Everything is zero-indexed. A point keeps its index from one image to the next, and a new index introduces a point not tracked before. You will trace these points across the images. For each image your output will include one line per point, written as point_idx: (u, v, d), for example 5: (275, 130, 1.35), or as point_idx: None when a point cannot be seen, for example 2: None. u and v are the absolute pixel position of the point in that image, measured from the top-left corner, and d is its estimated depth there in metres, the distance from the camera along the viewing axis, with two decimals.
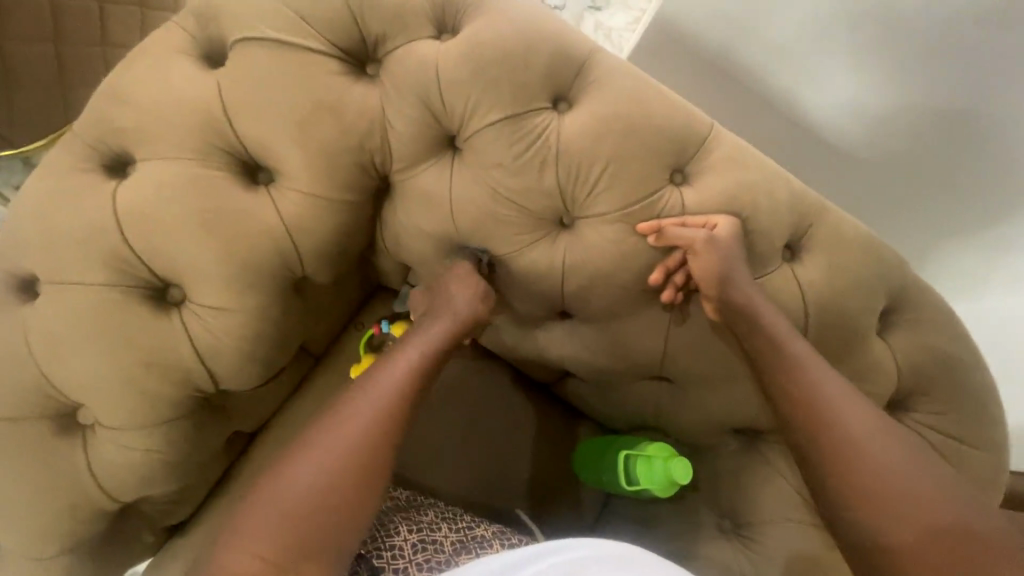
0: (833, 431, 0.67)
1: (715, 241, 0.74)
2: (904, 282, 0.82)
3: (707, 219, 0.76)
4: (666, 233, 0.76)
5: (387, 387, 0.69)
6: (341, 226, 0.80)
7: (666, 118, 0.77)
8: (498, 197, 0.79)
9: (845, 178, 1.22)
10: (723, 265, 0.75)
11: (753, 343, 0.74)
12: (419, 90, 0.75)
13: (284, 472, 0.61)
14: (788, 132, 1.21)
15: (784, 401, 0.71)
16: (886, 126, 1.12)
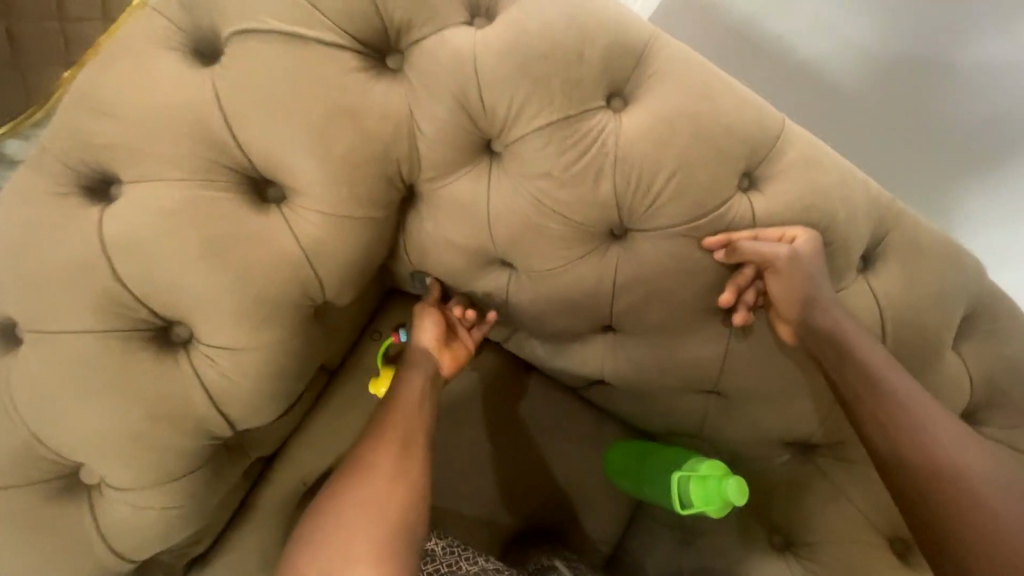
0: (939, 477, 0.64)
1: (800, 260, 0.68)
2: (981, 290, 0.76)
3: (782, 232, 0.69)
4: (739, 248, 0.68)
5: (412, 385, 0.72)
6: (365, 247, 0.71)
7: (735, 116, 0.67)
8: (544, 210, 0.70)
9: (843, 135, 1.07)
10: (797, 284, 0.68)
11: (839, 371, 0.69)
12: (454, 88, 0.64)
13: (340, 515, 0.58)
14: (791, 84, 1.06)
15: (880, 438, 0.67)
16: (890, 80, 0.99)
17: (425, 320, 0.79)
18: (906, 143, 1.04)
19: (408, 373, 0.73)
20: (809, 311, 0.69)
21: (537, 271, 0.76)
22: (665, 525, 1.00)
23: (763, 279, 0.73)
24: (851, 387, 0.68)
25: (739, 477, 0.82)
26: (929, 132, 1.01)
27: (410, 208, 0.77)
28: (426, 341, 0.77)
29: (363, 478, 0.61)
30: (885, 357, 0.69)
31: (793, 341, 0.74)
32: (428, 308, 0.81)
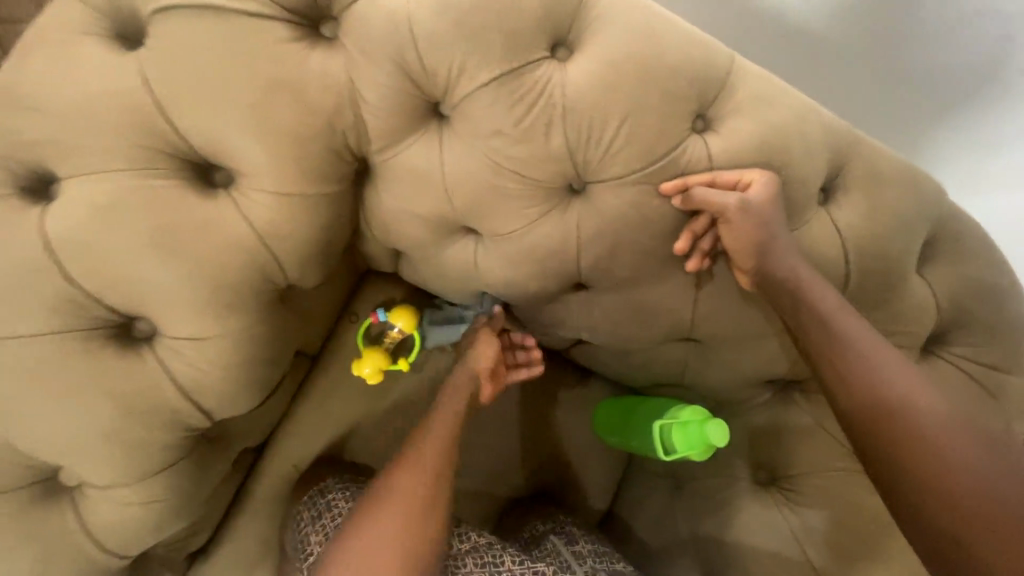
0: (898, 421, 0.63)
1: (750, 212, 0.67)
2: (942, 211, 0.76)
3: (740, 176, 0.68)
4: (693, 197, 0.68)
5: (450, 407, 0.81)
6: (324, 225, 0.70)
7: (682, 56, 0.66)
8: (500, 170, 0.69)
9: (817, 77, 0.98)
10: (754, 228, 0.68)
11: (797, 321, 0.69)
12: (392, 50, 0.62)
13: (375, 516, 0.70)
14: (761, 26, 0.95)
15: (837, 386, 0.66)
16: (867, 18, 0.91)
17: (489, 345, 0.84)
18: (883, 81, 0.97)
19: (450, 394, 0.82)
20: (771, 250, 0.69)
21: (500, 233, 0.76)
22: (654, 472, 1.03)
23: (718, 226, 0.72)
24: (808, 333, 0.69)
25: (720, 420, 0.82)
26: (907, 69, 0.94)
27: (367, 181, 0.76)
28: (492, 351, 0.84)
29: (393, 484, 0.73)
30: (840, 300, 0.69)
31: (748, 287, 0.75)
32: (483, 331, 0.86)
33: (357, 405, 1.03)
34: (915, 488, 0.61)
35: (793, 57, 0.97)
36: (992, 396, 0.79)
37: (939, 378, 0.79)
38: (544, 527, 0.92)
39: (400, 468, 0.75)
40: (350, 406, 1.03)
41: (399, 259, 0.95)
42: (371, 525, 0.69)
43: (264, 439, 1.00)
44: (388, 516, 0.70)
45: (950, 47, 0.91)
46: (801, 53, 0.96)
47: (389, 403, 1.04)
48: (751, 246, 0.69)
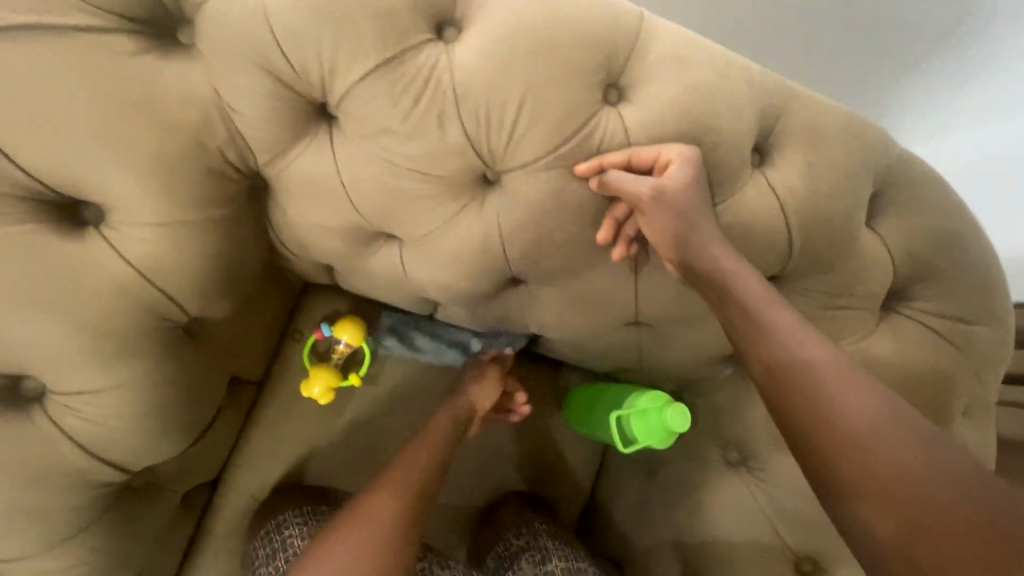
0: (831, 424, 0.57)
1: (665, 199, 0.62)
2: (890, 160, 0.71)
3: (657, 155, 0.62)
4: (609, 185, 0.62)
5: (441, 423, 0.85)
6: (219, 252, 0.65)
7: (581, 21, 0.60)
8: (399, 172, 0.63)
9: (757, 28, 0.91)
10: (677, 209, 0.63)
11: (726, 314, 0.65)
12: (254, 53, 0.56)
13: (355, 514, 0.71)
14: None
15: (768, 382, 0.61)
16: None
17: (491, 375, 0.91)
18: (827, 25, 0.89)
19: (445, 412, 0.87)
20: (695, 233, 0.64)
21: (416, 237, 0.71)
22: (625, 459, 0.99)
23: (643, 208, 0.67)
24: (736, 326, 0.64)
25: (680, 403, 0.77)
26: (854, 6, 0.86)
27: (267, 197, 0.70)
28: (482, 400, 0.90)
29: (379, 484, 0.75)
30: (768, 290, 0.64)
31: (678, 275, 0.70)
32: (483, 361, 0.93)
33: (311, 428, 0.99)
34: (848, 498, 0.55)
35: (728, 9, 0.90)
36: (954, 348, 0.75)
37: (900, 335, 0.75)
38: (519, 542, 0.90)
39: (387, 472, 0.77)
40: (302, 428, 0.99)
41: (331, 272, 0.89)
42: (349, 523, 0.71)
43: (217, 474, 0.96)
44: (371, 512, 0.72)
45: None
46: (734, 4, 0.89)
47: (344, 421, 1.00)
48: (681, 224, 0.63)
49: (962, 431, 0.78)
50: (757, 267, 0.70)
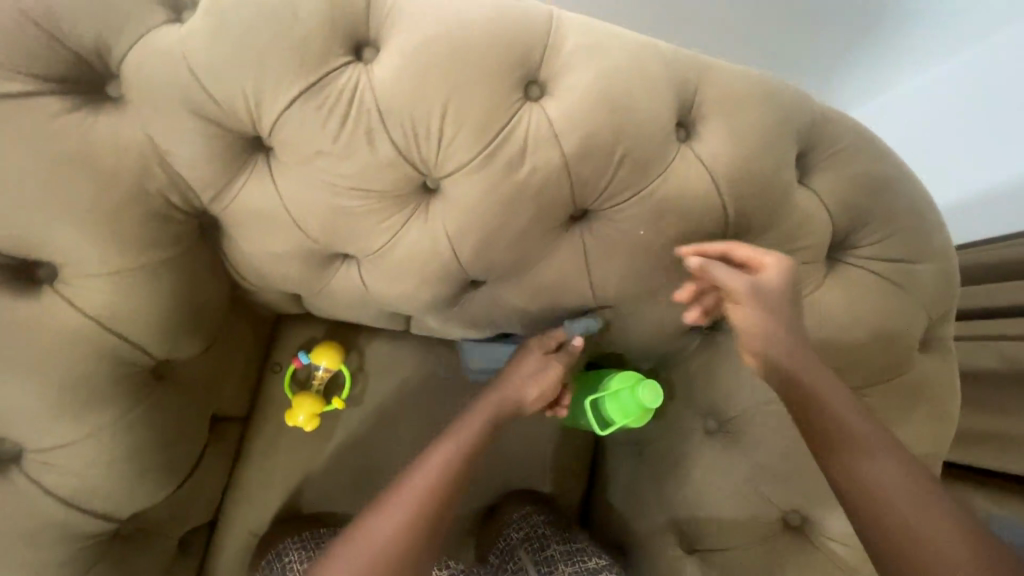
0: (834, 426, 0.64)
1: (761, 293, 0.67)
2: (811, 117, 0.74)
3: (761, 258, 0.69)
4: (713, 271, 0.67)
5: (493, 406, 0.78)
6: (173, 291, 0.67)
7: (493, 26, 0.63)
8: (338, 191, 0.65)
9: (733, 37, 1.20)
10: (772, 304, 0.67)
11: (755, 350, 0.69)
12: (181, 97, 0.59)
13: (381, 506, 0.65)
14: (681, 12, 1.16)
15: (781, 386, 0.68)
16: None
17: (555, 367, 0.81)
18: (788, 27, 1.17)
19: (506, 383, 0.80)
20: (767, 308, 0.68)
21: (368, 252, 0.73)
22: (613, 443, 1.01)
23: (579, 201, 0.69)
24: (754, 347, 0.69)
25: (652, 380, 0.79)
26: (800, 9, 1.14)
27: (219, 234, 0.72)
28: (541, 377, 0.81)
29: (412, 474, 0.68)
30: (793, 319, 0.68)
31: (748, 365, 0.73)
32: (544, 349, 0.82)
33: (301, 455, 0.99)
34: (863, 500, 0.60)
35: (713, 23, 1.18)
36: (900, 289, 0.78)
37: (850, 284, 0.77)
38: (518, 535, 0.90)
39: (427, 458, 0.70)
40: (293, 457, 0.99)
41: (300, 300, 0.91)
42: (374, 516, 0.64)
43: (213, 515, 0.97)
44: (402, 503, 0.65)
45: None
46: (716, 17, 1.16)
47: (334, 444, 1.01)
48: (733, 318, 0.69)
49: (924, 367, 0.81)
50: (698, 236, 0.72)
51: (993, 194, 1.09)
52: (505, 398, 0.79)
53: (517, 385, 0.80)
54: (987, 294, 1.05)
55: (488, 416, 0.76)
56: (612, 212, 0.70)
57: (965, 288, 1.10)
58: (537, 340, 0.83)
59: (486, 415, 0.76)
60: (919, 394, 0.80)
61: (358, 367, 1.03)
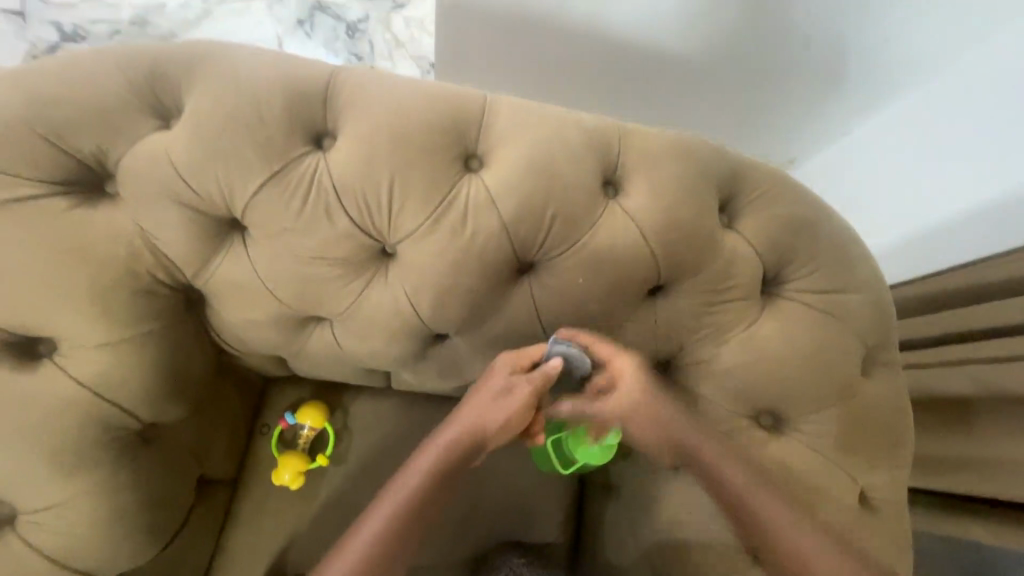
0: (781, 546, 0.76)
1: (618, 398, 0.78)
2: (730, 169, 0.82)
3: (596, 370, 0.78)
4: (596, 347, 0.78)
5: (463, 421, 0.77)
6: (157, 359, 0.74)
7: (432, 113, 0.73)
8: (304, 260, 0.74)
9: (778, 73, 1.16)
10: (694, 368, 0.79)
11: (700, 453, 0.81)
12: (166, 190, 0.69)
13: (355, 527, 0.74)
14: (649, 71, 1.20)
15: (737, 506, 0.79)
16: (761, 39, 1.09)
17: (521, 390, 0.75)
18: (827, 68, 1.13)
19: (476, 396, 0.77)
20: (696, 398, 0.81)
21: (336, 313, 0.80)
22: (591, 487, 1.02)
23: (522, 255, 0.77)
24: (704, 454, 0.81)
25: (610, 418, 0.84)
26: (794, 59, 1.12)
27: (203, 305, 0.80)
28: (509, 399, 0.76)
29: (383, 495, 0.75)
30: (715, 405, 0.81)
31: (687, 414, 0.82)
32: (512, 370, 0.76)
33: (288, 515, 1.02)
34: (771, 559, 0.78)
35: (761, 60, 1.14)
36: (834, 317, 0.83)
37: (786, 316, 0.83)
38: None
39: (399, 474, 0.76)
40: (280, 517, 1.02)
41: (284, 363, 0.97)
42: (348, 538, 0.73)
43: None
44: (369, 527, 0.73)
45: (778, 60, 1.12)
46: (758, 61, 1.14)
47: (319, 502, 1.04)
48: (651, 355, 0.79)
49: (868, 390, 0.85)
50: (634, 280, 0.79)
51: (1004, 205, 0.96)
52: (475, 413, 0.76)
53: (486, 411, 0.76)
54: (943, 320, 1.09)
55: (457, 434, 0.76)
56: (552, 263, 0.78)
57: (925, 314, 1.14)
58: (514, 355, 0.77)
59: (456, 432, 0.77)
60: (864, 416, 0.84)
61: (343, 426, 1.08)
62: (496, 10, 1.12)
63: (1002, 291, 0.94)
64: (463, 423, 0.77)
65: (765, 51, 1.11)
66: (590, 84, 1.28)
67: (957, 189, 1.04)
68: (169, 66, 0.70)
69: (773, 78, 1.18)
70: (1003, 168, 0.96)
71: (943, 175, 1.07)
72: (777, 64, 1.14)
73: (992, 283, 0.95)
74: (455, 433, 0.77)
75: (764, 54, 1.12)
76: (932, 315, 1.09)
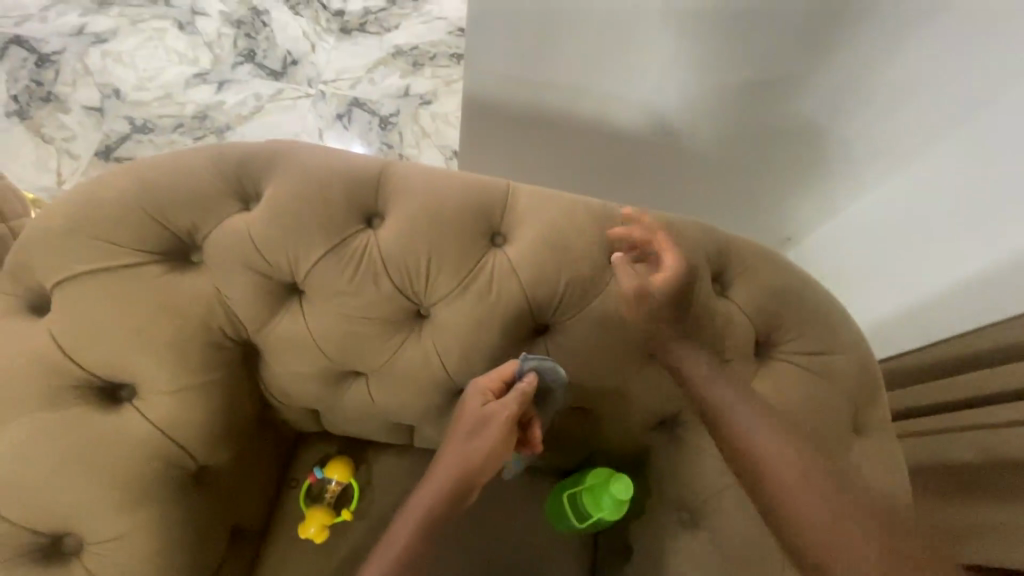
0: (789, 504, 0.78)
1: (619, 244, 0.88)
2: (720, 245, 0.95)
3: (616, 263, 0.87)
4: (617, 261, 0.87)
5: (454, 451, 0.80)
6: (216, 406, 0.84)
7: (466, 198, 0.88)
8: (351, 319, 0.85)
9: (780, 158, 1.30)
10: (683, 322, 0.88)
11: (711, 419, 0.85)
12: (242, 258, 0.83)
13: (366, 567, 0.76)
14: (656, 156, 1.36)
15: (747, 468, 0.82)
16: (761, 128, 1.22)
17: (498, 411, 0.80)
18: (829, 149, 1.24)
19: (460, 425, 0.82)
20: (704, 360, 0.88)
21: (373, 368, 0.90)
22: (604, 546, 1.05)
23: (539, 317, 0.88)
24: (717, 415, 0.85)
25: (623, 474, 0.90)
26: (791, 143, 1.25)
27: (257, 359, 0.91)
28: (491, 420, 0.80)
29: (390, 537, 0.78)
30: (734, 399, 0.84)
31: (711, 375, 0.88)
32: (486, 394, 0.82)
33: (309, 568, 1.06)
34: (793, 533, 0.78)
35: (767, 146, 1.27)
36: (823, 380, 0.91)
37: (778, 376, 0.91)
38: None
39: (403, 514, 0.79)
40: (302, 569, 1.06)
41: (317, 417, 1.06)
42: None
43: None
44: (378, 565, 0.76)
45: (776, 145, 1.26)
46: (763, 145, 1.27)
47: (340, 555, 1.08)
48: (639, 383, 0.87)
49: (859, 448, 0.91)
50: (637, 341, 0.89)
51: (1006, 271, 1.03)
52: (463, 440, 0.80)
53: (470, 439, 0.80)
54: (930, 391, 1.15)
55: (451, 465, 0.80)
56: (565, 324, 0.88)
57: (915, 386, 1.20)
58: (490, 377, 0.84)
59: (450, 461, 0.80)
60: (865, 469, 0.90)
61: (366, 481, 1.14)
62: (514, 110, 1.29)
63: (999, 357, 1.00)
64: (450, 460, 0.80)
65: (760, 143, 1.26)
66: (604, 173, 1.45)
67: (941, 267, 1.15)
68: (252, 160, 0.86)
69: (772, 162, 1.32)
70: (987, 248, 1.06)
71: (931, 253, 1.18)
72: (773, 152, 1.28)
73: (993, 348, 1.02)
74: (449, 463, 0.80)
75: (761, 142, 1.26)
76: (931, 384, 1.16)
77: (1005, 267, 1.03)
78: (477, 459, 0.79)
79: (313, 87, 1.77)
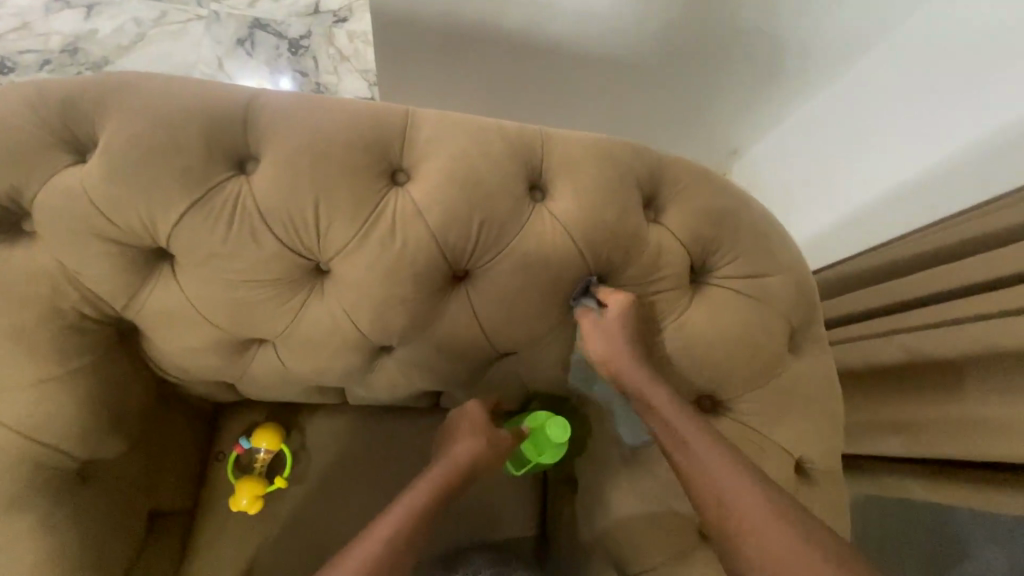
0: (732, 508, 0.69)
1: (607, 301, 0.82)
2: (650, 167, 0.86)
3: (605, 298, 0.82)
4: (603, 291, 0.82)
5: (456, 456, 0.80)
6: (90, 396, 0.75)
7: (354, 130, 0.74)
8: (234, 283, 0.74)
9: (734, 53, 1.16)
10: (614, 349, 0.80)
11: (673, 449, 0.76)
12: (86, 223, 0.69)
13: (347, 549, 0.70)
14: (589, 64, 1.21)
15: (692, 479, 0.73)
16: (709, 15, 1.07)
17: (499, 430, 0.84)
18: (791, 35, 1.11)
19: (461, 435, 0.83)
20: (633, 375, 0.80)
21: (275, 334, 0.80)
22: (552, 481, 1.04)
23: (455, 263, 0.79)
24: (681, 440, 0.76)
25: (560, 417, 0.88)
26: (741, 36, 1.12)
27: (137, 338, 0.81)
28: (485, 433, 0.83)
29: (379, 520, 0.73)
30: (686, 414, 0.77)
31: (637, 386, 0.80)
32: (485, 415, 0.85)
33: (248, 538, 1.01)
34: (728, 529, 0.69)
35: (719, 37, 1.12)
36: (760, 301, 0.88)
37: (713, 302, 0.87)
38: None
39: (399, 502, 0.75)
40: (234, 546, 0.98)
41: (232, 388, 0.95)
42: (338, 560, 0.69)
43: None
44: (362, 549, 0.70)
45: (727, 37, 1.12)
46: (717, 37, 1.12)
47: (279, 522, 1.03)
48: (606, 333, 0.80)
49: (795, 366, 0.90)
50: (565, 279, 0.81)
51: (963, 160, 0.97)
52: (466, 449, 0.81)
53: (474, 447, 0.81)
54: (853, 301, 1.15)
55: (452, 467, 0.79)
56: (486, 268, 0.80)
57: (838, 297, 1.20)
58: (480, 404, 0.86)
59: (451, 464, 0.80)
60: (793, 392, 0.89)
61: (301, 446, 1.04)
62: (424, 22, 1.11)
63: (914, 266, 1.00)
64: (452, 463, 0.80)
65: (700, 40, 1.13)
66: (539, 91, 1.30)
67: (896, 161, 1.09)
68: (80, 97, 0.69)
69: (721, 61, 1.19)
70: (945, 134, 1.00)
71: (886, 146, 1.11)
72: (724, 48, 1.15)
73: (906, 259, 1.01)
74: (450, 465, 0.80)
75: (707, 38, 1.13)
76: (856, 292, 1.14)
77: (961, 154, 0.97)
78: (484, 462, 0.81)
79: (205, 7, 1.44)
